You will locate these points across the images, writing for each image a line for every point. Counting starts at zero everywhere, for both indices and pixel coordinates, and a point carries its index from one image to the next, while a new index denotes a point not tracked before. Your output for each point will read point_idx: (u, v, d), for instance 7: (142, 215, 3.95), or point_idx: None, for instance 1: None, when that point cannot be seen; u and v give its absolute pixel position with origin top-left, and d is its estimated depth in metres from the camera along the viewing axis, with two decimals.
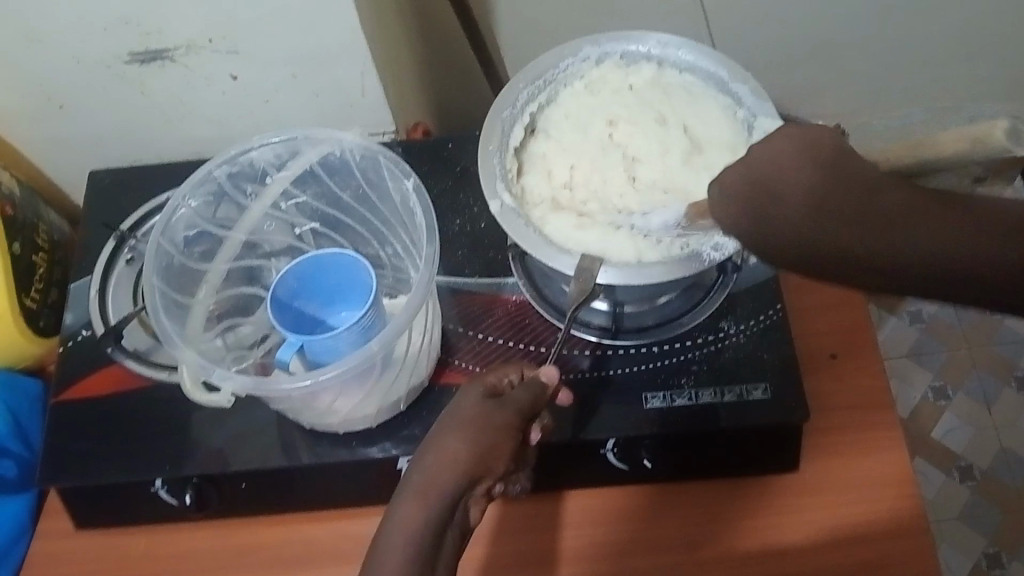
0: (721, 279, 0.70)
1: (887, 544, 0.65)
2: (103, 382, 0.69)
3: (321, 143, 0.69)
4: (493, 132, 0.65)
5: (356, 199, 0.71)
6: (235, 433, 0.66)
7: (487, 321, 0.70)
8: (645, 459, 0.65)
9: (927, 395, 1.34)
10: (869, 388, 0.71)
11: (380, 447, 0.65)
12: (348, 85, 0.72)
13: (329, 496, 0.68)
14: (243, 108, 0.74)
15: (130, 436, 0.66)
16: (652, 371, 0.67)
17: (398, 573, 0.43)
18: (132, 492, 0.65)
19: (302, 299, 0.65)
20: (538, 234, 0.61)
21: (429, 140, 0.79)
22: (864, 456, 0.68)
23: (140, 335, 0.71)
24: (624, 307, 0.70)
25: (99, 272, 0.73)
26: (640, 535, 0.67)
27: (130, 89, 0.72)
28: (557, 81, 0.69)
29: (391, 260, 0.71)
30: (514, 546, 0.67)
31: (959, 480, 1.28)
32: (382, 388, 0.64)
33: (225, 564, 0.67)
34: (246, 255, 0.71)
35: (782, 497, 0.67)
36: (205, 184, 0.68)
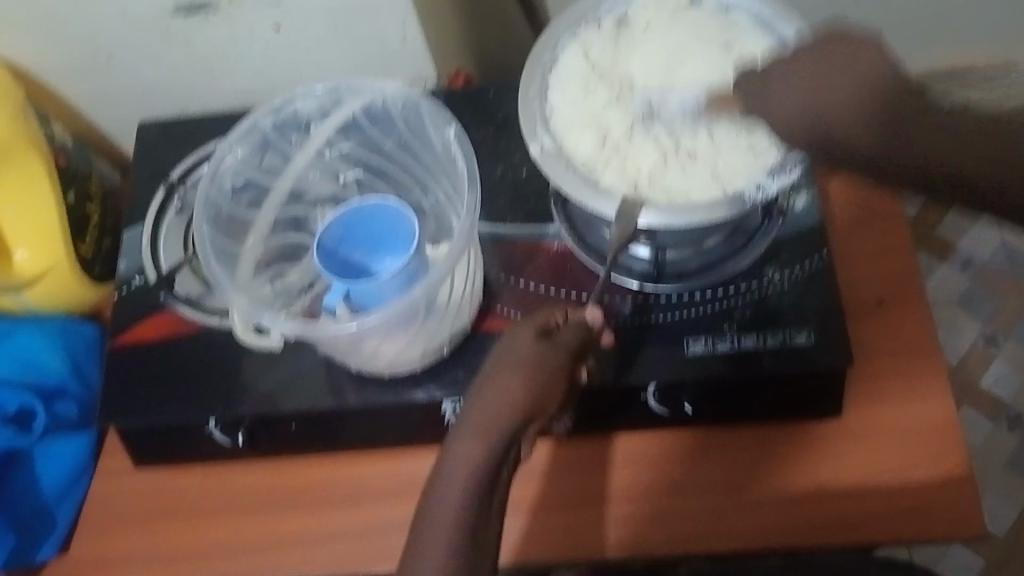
0: (766, 223, 0.69)
1: (929, 489, 0.65)
2: (157, 327, 0.71)
3: (364, 92, 0.69)
4: (532, 76, 0.66)
5: (398, 147, 0.71)
6: (284, 377, 0.68)
7: (529, 268, 0.70)
8: (686, 404, 0.66)
9: (977, 343, 1.31)
10: (916, 335, 0.70)
11: (424, 390, 0.66)
12: (388, 33, 0.72)
13: (374, 439, 0.70)
14: (287, 58, 0.75)
15: (184, 379, 0.68)
16: (695, 317, 0.67)
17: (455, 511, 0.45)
18: (187, 433, 0.68)
19: (347, 246, 0.65)
20: (577, 176, 0.61)
21: (470, 87, 0.79)
22: (908, 402, 0.68)
23: (191, 282, 0.73)
24: (667, 254, 0.68)
25: (150, 221, 0.75)
26: (680, 478, 0.67)
27: (175, 40, 0.72)
28: (600, 20, 0.67)
29: (433, 208, 0.70)
30: (554, 488, 0.68)
31: (1007, 429, 1.26)
32: (427, 333, 0.65)
33: (276, 502, 0.70)
34: (292, 204, 0.72)
35: (823, 442, 0.67)
36: (252, 133, 0.70)
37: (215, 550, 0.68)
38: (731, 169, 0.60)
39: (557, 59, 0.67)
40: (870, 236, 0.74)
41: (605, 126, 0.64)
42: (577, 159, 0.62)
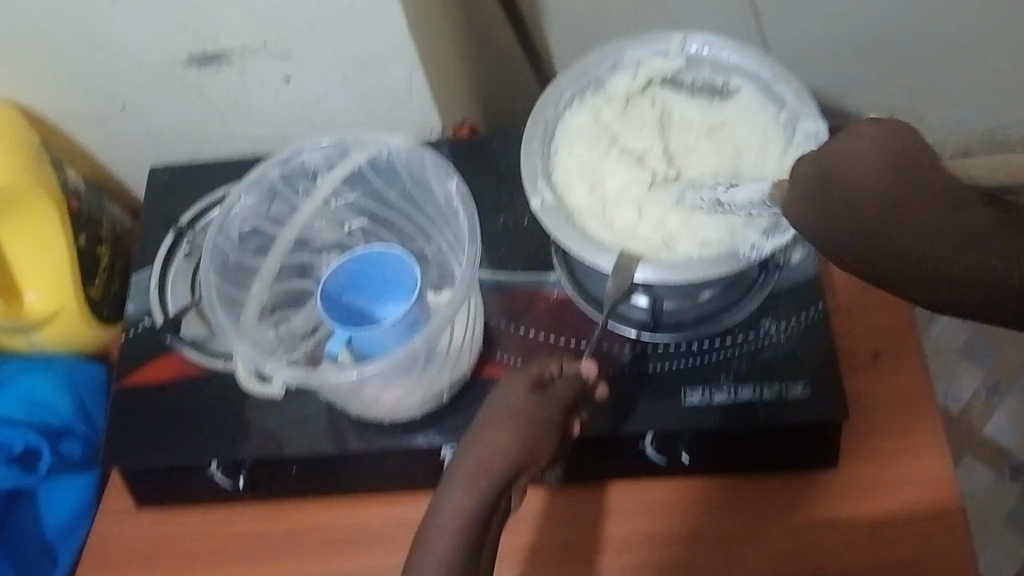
0: (763, 277, 0.71)
1: (921, 544, 0.65)
2: (163, 370, 0.72)
3: (369, 145, 0.71)
4: (535, 132, 0.67)
5: (402, 197, 0.73)
6: (286, 420, 0.69)
7: (529, 316, 0.71)
8: (682, 454, 0.66)
9: (979, 391, 1.27)
10: (910, 389, 0.71)
11: (424, 435, 0.67)
12: (395, 86, 0.74)
13: (373, 484, 0.70)
14: (297, 108, 0.77)
15: (188, 421, 0.70)
16: (692, 368, 0.68)
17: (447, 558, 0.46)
18: (187, 475, 0.69)
19: (351, 294, 0.67)
20: (576, 230, 0.62)
21: (475, 139, 0.81)
22: (900, 456, 0.68)
23: (198, 325, 0.74)
24: (665, 303, 0.70)
25: (159, 264, 0.77)
26: (675, 528, 0.68)
27: (189, 91, 0.75)
28: (603, 80, 0.70)
29: (436, 256, 0.72)
30: (549, 536, 0.69)
31: (1006, 485, 1.26)
32: (427, 379, 0.66)
33: (273, 545, 0.71)
34: (298, 251, 0.74)
35: (817, 496, 0.68)
36: (260, 184, 0.71)
37: None
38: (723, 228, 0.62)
39: (559, 116, 0.68)
40: (865, 291, 0.76)
41: (606, 182, 0.66)
42: (575, 215, 0.64)
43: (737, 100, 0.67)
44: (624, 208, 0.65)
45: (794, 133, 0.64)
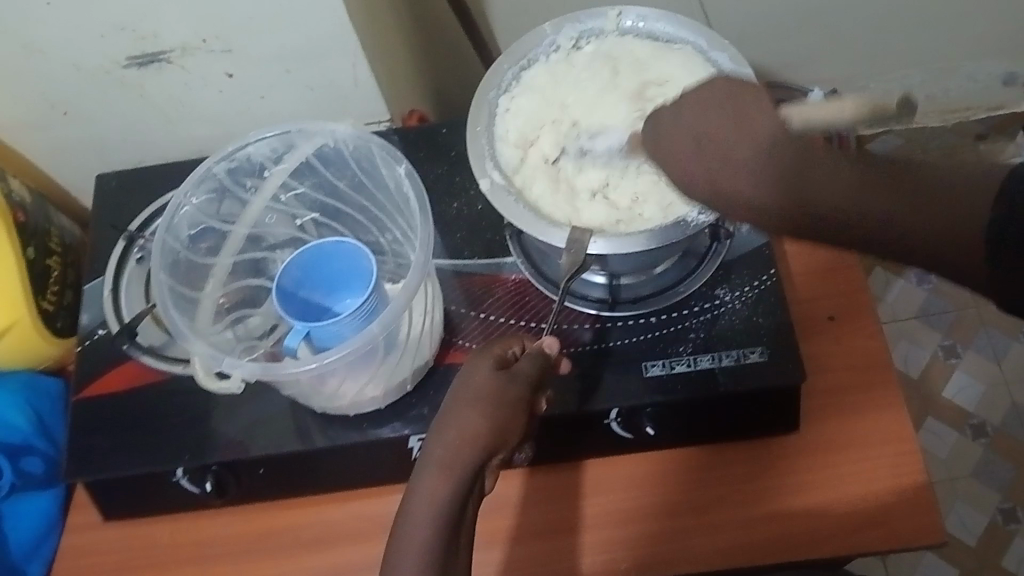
0: (715, 247, 0.71)
1: (887, 499, 0.66)
2: (122, 378, 0.71)
3: (315, 135, 0.70)
4: (480, 115, 0.66)
5: (352, 187, 0.73)
6: (249, 423, 0.68)
7: (489, 301, 0.71)
8: (648, 427, 0.67)
9: (937, 354, 1.34)
10: (868, 349, 0.72)
11: (390, 427, 0.67)
12: (340, 78, 0.73)
13: (344, 480, 0.70)
14: (241, 105, 0.76)
15: (151, 428, 0.69)
16: (651, 340, 0.68)
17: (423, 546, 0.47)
18: (153, 483, 0.68)
19: (307, 289, 0.66)
20: (528, 210, 0.62)
21: (424, 126, 0.80)
22: (863, 413, 0.69)
23: (155, 332, 0.73)
24: (621, 279, 0.71)
25: (111, 271, 0.76)
26: (645, 502, 0.68)
27: (130, 93, 0.73)
28: (541, 59, 0.70)
29: (390, 246, 0.72)
30: (522, 518, 0.69)
31: (972, 437, 1.29)
32: (387, 370, 0.66)
33: (247, 548, 0.70)
34: (250, 248, 0.72)
35: (783, 459, 0.69)
36: (206, 181, 0.70)
37: None
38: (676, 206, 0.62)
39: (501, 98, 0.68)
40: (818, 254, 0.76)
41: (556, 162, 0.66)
42: (526, 195, 0.64)
43: (675, 61, 0.67)
44: (577, 190, 0.65)
45: None
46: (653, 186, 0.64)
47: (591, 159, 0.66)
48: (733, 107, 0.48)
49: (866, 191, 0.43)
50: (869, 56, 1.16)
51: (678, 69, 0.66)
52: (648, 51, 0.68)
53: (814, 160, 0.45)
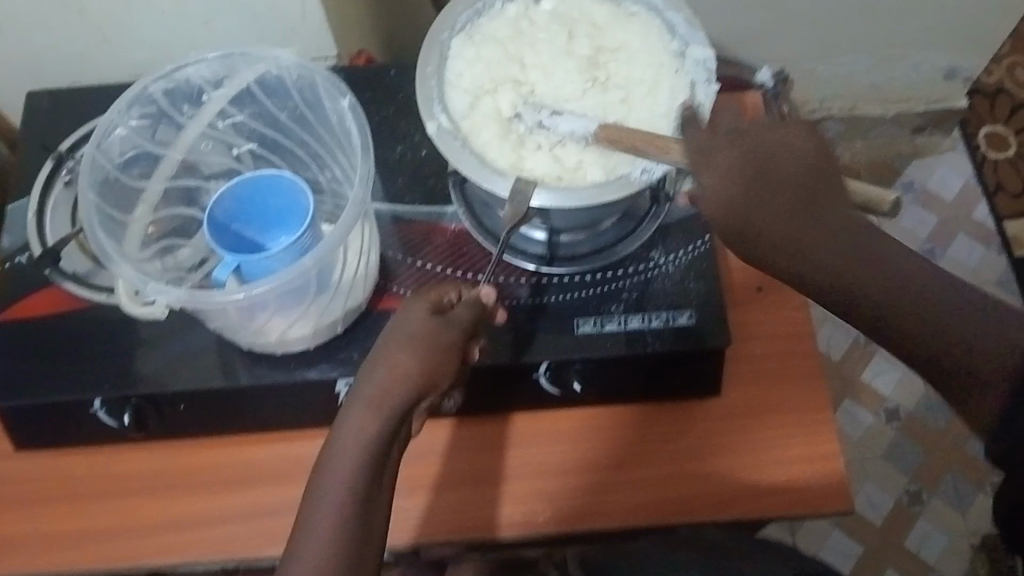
0: (654, 209, 0.71)
1: (800, 464, 0.69)
2: (42, 304, 0.69)
3: (258, 62, 0.68)
4: (431, 55, 0.66)
5: (294, 120, 0.71)
6: (172, 356, 0.67)
7: (427, 248, 0.71)
8: (575, 382, 0.68)
9: (860, 339, 1.39)
10: (793, 320, 0.74)
11: (318, 369, 0.66)
12: (288, 8, 0.71)
13: (267, 420, 0.69)
14: (182, 29, 0.73)
15: (71, 355, 0.67)
16: (584, 298, 0.69)
17: (349, 482, 0.47)
18: (70, 413, 0.66)
19: (240, 222, 0.65)
20: (473, 155, 0.62)
21: (372, 68, 0.79)
22: (783, 382, 0.71)
23: (79, 258, 0.71)
24: (561, 236, 0.71)
25: (36, 192, 0.73)
26: (569, 456, 0.69)
27: (66, 7, 0.70)
28: (497, 6, 0.69)
29: (330, 184, 0.71)
30: (446, 466, 0.69)
31: (886, 421, 1.34)
32: (318, 309, 0.65)
33: (165, 483, 0.69)
34: (184, 176, 0.71)
35: (705, 422, 0.70)
36: (142, 102, 0.68)
37: (99, 533, 0.67)
38: (619, 159, 0.62)
39: (453, 41, 0.67)
40: None
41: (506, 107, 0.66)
42: (472, 140, 0.63)
43: (631, 24, 0.68)
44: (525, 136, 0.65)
45: (683, 62, 0.65)
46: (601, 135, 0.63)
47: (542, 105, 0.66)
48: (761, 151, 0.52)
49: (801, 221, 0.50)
50: (820, 39, 1.18)
51: (634, 30, 0.68)
52: (602, 14, 0.69)
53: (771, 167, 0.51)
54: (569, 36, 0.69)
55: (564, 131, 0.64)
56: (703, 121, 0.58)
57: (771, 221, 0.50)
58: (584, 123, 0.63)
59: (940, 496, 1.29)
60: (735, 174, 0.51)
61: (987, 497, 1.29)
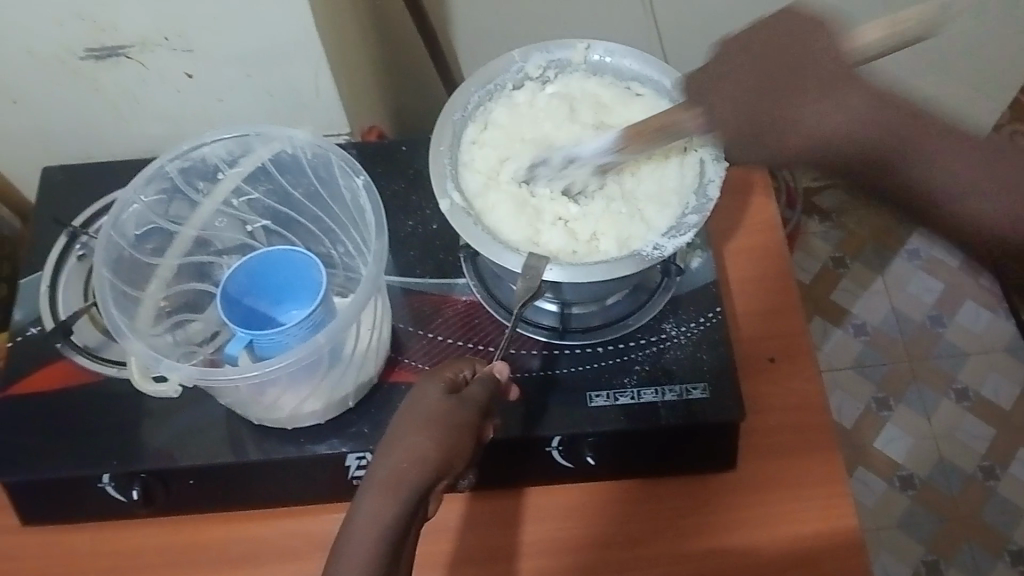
0: (665, 282, 0.72)
1: (817, 541, 0.67)
2: (52, 378, 0.69)
3: (273, 141, 0.69)
4: (444, 134, 0.67)
5: (307, 197, 0.72)
6: (183, 431, 0.66)
7: (438, 320, 0.71)
8: (589, 456, 0.67)
9: (870, 406, 1.37)
10: (805, 391, 0.73)
11: (328, 443, 0.66)
12: (302, 86, 0.73)
13: (275, 496, 0.68)
14: (197, 106, 0.75)
15: (80, 430, 0.66)
16: (597, 370, 0.68)
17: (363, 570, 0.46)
18: (78, 489, 0.66)
19: (252, 296, 0.65)
20: (486, 232, 0.62)
21: (383, 143, 0.80)
22: (797, 455, 0.70)
23: (90, 332, 0.71)
24: (573, 308, 0.71)
25: (50, 266, 0.73)
26: (582, 533, 0.68)
27: (84, 85, 0.72)
28: (508, 85, 0.70)
29: (343, 259, 0.72)
30: (457, 544, 0.68)
31: (899, 489, 1.32)
32: (330, 384, 0.65)
33: (171, 561, 0.68)
34: (197, 251, 0.72)
35: (720, 496, 0.69)
36: (158, 180, 0.69)
37: None
38: (636, 227, 0.64)
39: (465, 119, 0.68)
40: (763, 296, 0.78)
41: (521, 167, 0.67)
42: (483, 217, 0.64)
43: (636, 104, 0.69)
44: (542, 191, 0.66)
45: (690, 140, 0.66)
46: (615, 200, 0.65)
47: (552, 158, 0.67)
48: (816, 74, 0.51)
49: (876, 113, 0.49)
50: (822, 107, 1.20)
51: (641, 108, 0.69)
52: (609, 93, 0.70)
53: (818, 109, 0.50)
54: (575, 107, 0.69)
55: (590, 153, 0.64)
56: (711, 201, 0.63)
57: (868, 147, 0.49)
58: (610, 137, 0.64)
59: (959, 567, 1.26)
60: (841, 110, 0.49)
61: (1005, 567, 1.26)
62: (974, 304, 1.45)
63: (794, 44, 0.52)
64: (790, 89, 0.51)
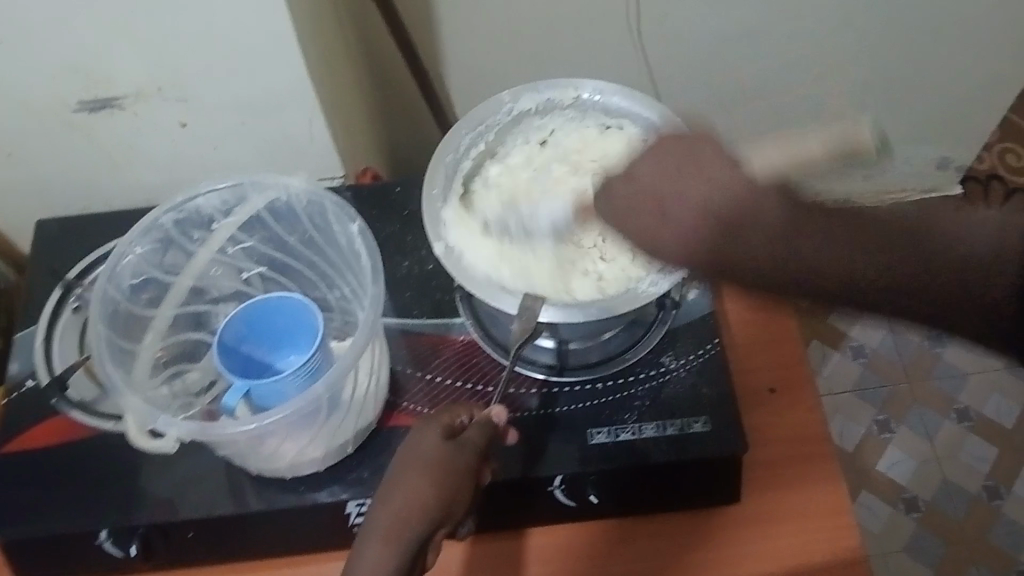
0: (661, 316, 0.73)
1: (825, 573, 0.66)
2: (49, 433, 0.68)
3: (267, 189, 0.70)
4: (436, 177, 0.67)
5: (302, 243, 0.72)
6: (183, 481, 0.66)
7: (436, 361, 0.70)
8: (592, 495, 0.66)
9: (871, 429, 1.37)
10: (805, 421, 0.73)
11: (329, 490, 0.65)
12: (295, 132, 0.73)
13: (277, 545, 0.67)
14: (190, 155, 0.75)
15: (77, 485, 0.66)
16: (597, 407, 0.68)
17: None
18: (76, 545, 0.65)
19: (250, 343, 0.65)
20: (482, 275, 0.62)
21: (377, 185, 0.80)
22: (800, 486, 0.70)
23: (87, 385, 0.70)
24: (570, 345, 0.71)
25: (45, 320, 0.73)
26: (588, 572, 0.67)
27: (77, 137, 0.72)
28: (499, 126, 0.70)
29: (339, 303, 0.71)
30: None
31: (904, 512, 1.31)
32: (330, 430, 0.64)
33: None
34: (193, 300, 0.71)
35: (725, 530, 0.68)
36: (153, 231, 0.69)
37: None
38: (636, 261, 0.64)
39: (458, 162, 0.68)
40: (759, 327, 0.78)
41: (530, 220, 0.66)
42: (478, 257, 0.64)
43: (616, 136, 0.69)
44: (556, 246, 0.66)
45: None
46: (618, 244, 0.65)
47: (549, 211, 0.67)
48: (685, 154, 0.50)
49: (770, 241, 0.47)
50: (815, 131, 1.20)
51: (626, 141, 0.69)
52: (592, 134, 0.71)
53: (741, 219, 0.47)
54: (560, 158, 0.70)
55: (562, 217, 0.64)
56: None
57: (750, 249, 0.47)
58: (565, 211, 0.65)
59: None
60: (693, 184, 0.48)
61: None
62: None
63: (682, 153, 0.50)
64: (688, 167, 0.49)
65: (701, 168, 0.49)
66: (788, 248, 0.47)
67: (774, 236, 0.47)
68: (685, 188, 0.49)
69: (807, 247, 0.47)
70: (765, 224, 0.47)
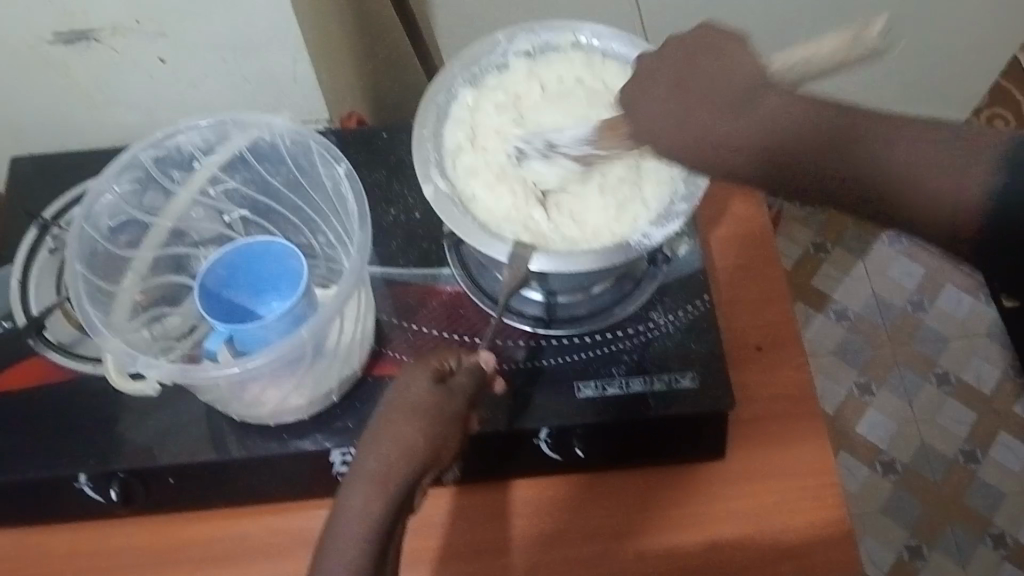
0: (651, 270, 0.72)
1: (809, 531, 0.67)
2: (26, 376, 0.67)
3: (251, 127, 0.67)
4: (427, 117, 0.66)
5: (287, 185, 0.70)
6: (163, 426, 0.65)
7: (422, 312, 0.69)
8: (578, 450, 0.66)
9: (852, 392, 1.38)
10: (792, 379, 0.73)
11: (312, 439, 0.64)
12: (280, 72, 0.71)
13: (260, 492, 0.67)
14: (171, 93, 0.72)
15: (54, 430, 0.64)
16: (585, 360, 0.67)
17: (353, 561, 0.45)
18: (53, 491, 0.64)
19: (231, 288, 0.63)
20: (474, 222, 0.61)
21: (363, 131, 0.79)
22: (786, 443, 0.70)
23: (64, 328, 0.69)
24: (558, 297, 0.70)
25: (21, 260, 0.71)
26: (571, 524, 0.67)
27: (53, 71, 0.69)
28: (492, 68, 0.69)
29: (323, 249, 0.70)
30: (447, 538, 0.67)
31: (882, 474, 1.32)
32: (313, 378, 0.63)
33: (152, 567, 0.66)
34: (173, 243, 0.70)
35: (710, 485, 0.68)
36: (131, 169, 0.67)
37: None
38: (630, 209, 0.63)
39: (449, 103, 0.67)
40: (746, 284, 0.77)
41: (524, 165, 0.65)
42: (467, 203, 0.63)
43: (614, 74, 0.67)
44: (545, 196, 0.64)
45: None
46: (609, 188, 0.64)
47: (540, 138, 0.65)
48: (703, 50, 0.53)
49: (758, 133, 0.47)
50: None
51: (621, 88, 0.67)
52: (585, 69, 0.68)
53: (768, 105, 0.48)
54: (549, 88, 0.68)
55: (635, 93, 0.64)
56: (700, 189, 0.62)
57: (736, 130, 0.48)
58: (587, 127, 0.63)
59: (941, 551, 1.26)
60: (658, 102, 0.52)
61: (986, 550, 1.27)
62: (956, 288, 1.45)
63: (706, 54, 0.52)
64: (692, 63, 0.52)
65: (703, 68, 0.52)
66: (734, 147, 0.48)
67: (757, 136, 0.47)
68: (712, 120, 0.49)
69: (775, 105, 0.48)
70: (734, 119, 0.48)
